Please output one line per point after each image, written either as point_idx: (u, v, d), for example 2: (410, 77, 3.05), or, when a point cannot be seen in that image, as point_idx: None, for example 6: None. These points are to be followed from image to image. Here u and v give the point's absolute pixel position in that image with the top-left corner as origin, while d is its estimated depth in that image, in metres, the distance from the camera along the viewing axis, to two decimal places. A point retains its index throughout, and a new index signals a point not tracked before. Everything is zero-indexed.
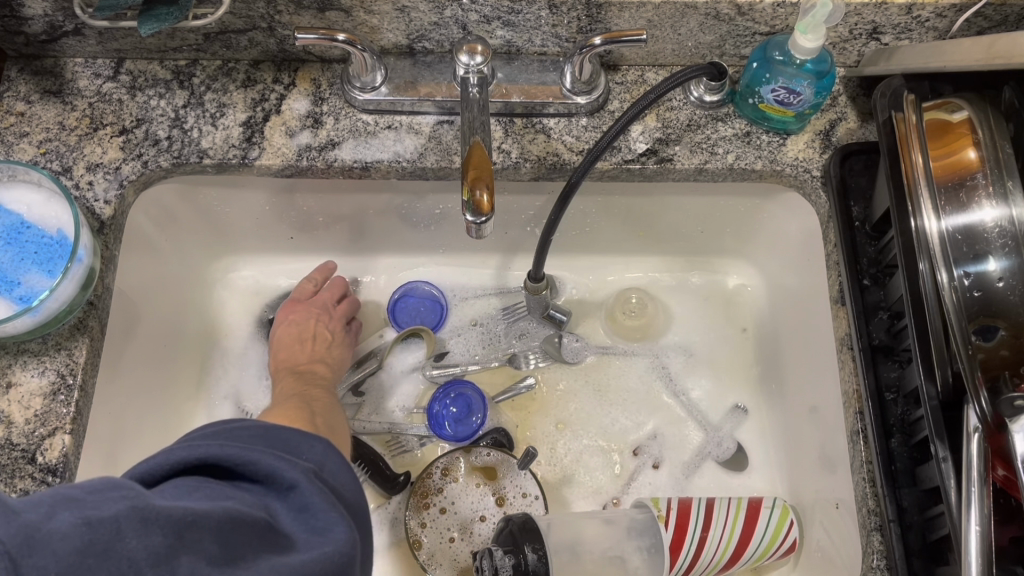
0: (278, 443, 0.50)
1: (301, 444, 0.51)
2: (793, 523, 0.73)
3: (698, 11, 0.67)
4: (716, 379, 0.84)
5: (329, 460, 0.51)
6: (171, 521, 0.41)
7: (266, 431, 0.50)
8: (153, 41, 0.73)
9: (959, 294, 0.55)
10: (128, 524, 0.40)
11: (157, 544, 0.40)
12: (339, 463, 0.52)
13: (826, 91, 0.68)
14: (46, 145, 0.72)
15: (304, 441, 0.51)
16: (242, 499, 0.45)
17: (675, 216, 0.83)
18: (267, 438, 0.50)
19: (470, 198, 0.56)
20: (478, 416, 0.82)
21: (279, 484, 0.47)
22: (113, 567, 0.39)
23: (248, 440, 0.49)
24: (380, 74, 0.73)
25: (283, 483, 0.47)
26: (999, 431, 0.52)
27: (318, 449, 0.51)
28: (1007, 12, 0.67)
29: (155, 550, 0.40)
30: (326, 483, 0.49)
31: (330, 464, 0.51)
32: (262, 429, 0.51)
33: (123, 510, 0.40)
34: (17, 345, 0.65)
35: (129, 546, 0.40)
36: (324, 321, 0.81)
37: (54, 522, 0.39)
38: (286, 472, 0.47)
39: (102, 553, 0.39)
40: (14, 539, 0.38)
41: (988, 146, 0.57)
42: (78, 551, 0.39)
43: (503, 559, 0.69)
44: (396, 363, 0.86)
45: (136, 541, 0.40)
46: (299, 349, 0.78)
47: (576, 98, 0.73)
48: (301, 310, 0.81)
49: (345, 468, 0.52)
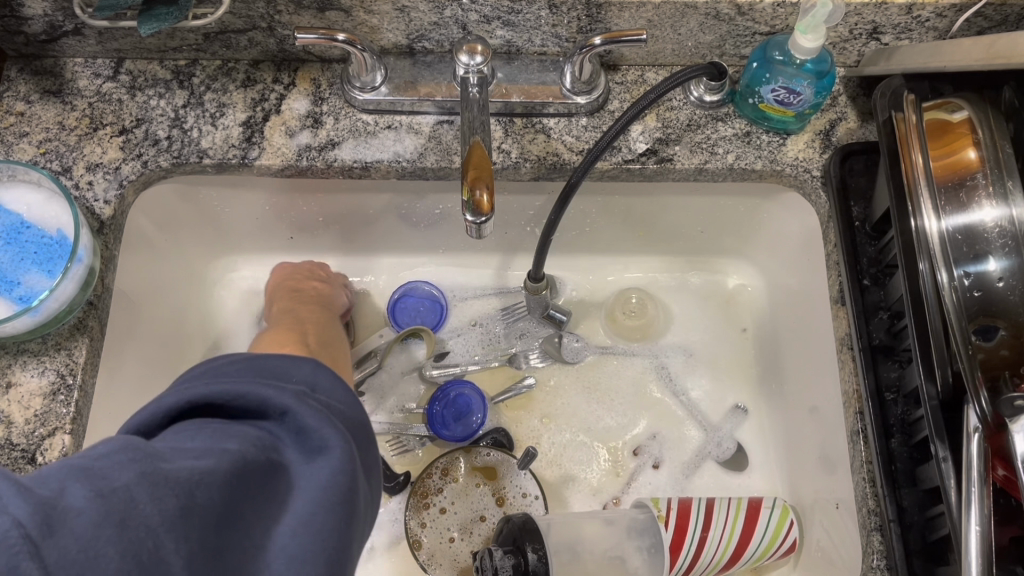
0: (264, 369, 0.49)
1: (286, 369, 0.50)
2: (793, 523, 0.73)
3: (698, 11, 0.67)
4: (716, 379, 0.84)
5: (321, 377, 0.50)
6: (179, 482, 0.40)
7: (251, 361, 0.50)
8: (153, 40, 0.73)
9: (959, 294, 0.55)
10: (141, 489, 0.39)
11: (171, 507, 0.39)
12: (329, 377, 0.51)
13: (826, 90, 0.68)
14: (46, 145, 0.72)
15: (293, 363, 0.51)
16: (237, 431, 0.45)
17: (675, 216, 0.83)
18: (254, 368, 0.49)
19: (470, 198, 0.56)
20: (478, 416, 0.82)
21: (272, 412, 0.47)
22: (133, 539, 0.38)
23: (236, 372, 0.49)
24: (381, 74, 0.73)
25: (275, 410, 0.47)
26: (999, 430, 0.52)
27: (305, 371, 0.50)
28: (1008, 12, 0.67)
29: (171, 515, 0.39)
30: (319, 399, 0.49)
31: (322, 383, 0.50)
32: (246, 360, 0.50)
33: (134, 477, 0.39)
34: (17, 345, 0.65)
35: (145, 512, 0.39)
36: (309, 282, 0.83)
37: (71, 499, 0.37)
38: (276, 400, 0.47)
39: (121, 523, 0.38)
40: (34, 519, 0.36)
41: (988, 146, 0.57)
42: (96, 525, 0.37)
43: (503, 560, 0.69)
44: (397, 362, 0.86)
45: (151, 506, 0.39)
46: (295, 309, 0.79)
47: (576, 98, 0.73)
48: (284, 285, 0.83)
49: (340, 383, 0.51)
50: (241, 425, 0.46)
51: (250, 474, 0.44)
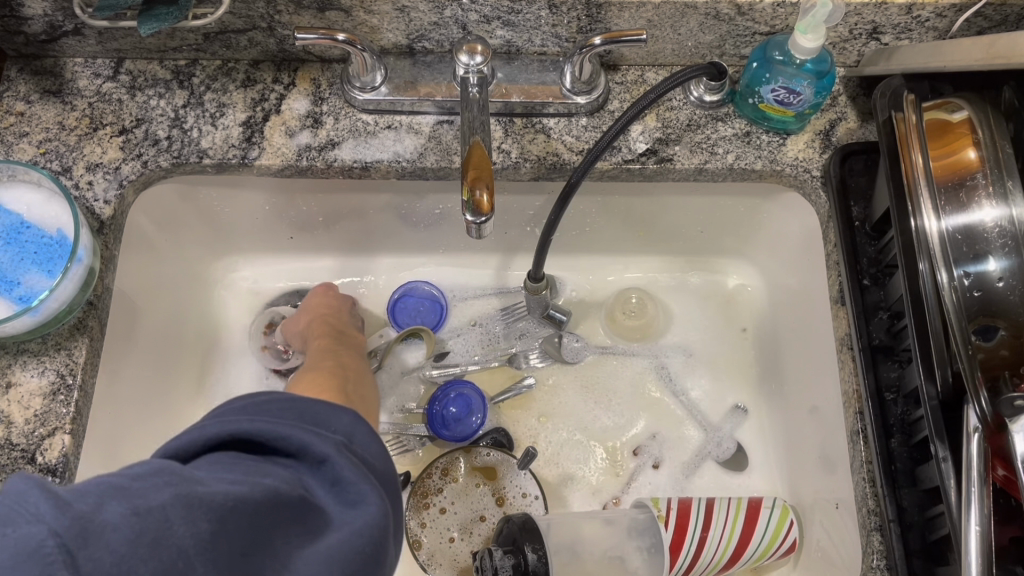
0: (308, 415, 0.49)
1: (327, 417, 0.49)
2: (793, 523, 0.73)
3: (698, 11, 0.67)
4: (716, 379, 0.84)
5: (358, 430, 0.50)
6: (214, 506, 0.41)
7: (297, 404, 0.49)
8: (153, 41, 0.73)
9: (959, 294, 0.55)
10: (176, 511, 0.40)
11: (203, 531, 0.40)
12: (365, 431, 0.51)
13: (826, 90, 0.68)
14: (46, 145, 0.72)
15: (334, 412, 0.50)
16: (274, 470, 0.45)
17: (675, 216, 0.83)
18: (297, 411, 0.49)
19: (470, 198, 0.56)
20: (478, 416, 0.81)
21: (310, 459, 0.46)
22: (163, 558, 0.39)
23: (280, 411, 0.48)
24: (381, 74, 0.73)
25: (314, 457, 0.46)
26: (1000, 430, 0.52)
27: (345, 422, 0.50)
28: (1008, 12, 0.67)
29: (203, 538, 0.40)
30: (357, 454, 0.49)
31: (359, 437, 0.50)
32: (290, 402, 0.49)
33: (170, 498, 0.40)
34: (17, 345, 0.65)
35: (178, 534, 0.39)
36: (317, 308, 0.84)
37: (106, 515, 0.38)
38: (317, 446, 0.46)
39: (154, 542, 0.39)
40: (70, 530, 0.37)
41: (988, 146, 0.57)
42: (131, 541, 0.38)
43: (503, 560, 0.69)
44: (397, 362, 0.85)
45: (184, 528, 0.40)
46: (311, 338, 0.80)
47: (576, 98, 0.73)
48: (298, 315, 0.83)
49: (376, 440, 0.51)
50: (276, 464, 0.46)
51: (280, 512, 0.43)
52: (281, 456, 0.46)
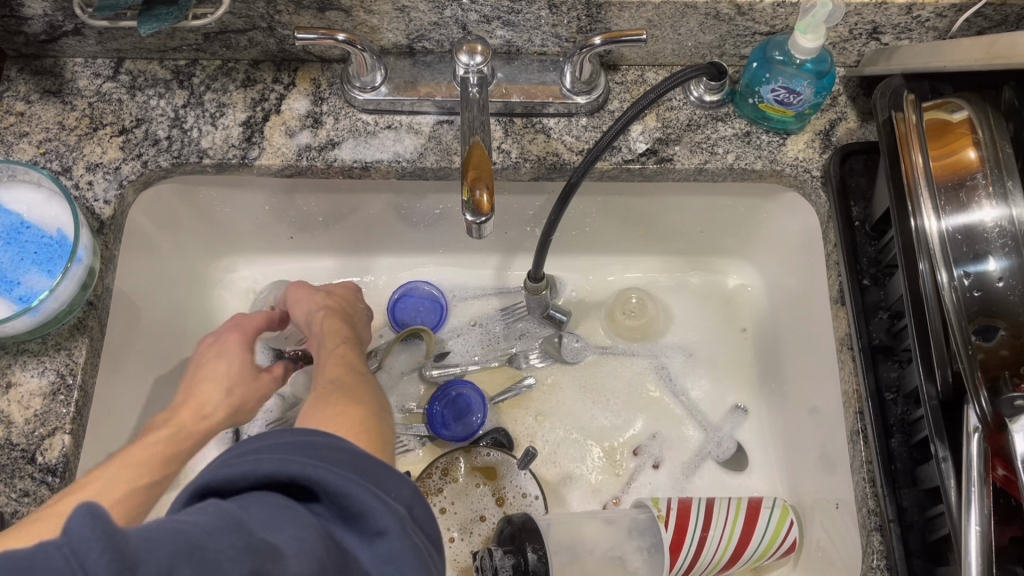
0: (369, 472, 0.41)
1: (389, 480, 0.42)
2: (793, 523, 0.73)
3: (698, 11, 0.67)
4: (716, 379, 0.84)
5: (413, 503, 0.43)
6: None
7: (358, 457, 0.42)
8: (153, 41, 0.73)
9: (960, 294, 0.55)
10: None
11: None
12: (423, 505, 0.44)
13: (826, 90, 0.68)
14: (46, 145, 0.72)
15: (394, 476, 0.43)
16: (325, 530, 0.38)
17: (675, 217, 0.83)
18: (358, 463, 0.41)
19: (469, 198, 0.56)
20: (478, 416, 0.81)
21: (368, 528, 0.39)
22: None
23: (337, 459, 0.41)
24: (381, 74, 0.73)
25: (371, 526, 0.39)
26: (999, 431, 0.52)
27: (405, 493, 0.42)
28: (1008, 12, 0.67)
29: None
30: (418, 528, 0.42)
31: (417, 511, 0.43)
32: (353, 452, 0.42)
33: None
34: (17, 345, 0.65)
35: None
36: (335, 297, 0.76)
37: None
38: (380, 515, 0.39)
39: None
40: None
41: (988, 146, 0.57)
42: None
43: (503, 560, 0.69)
44: (395, 362, 0.84)
45: None
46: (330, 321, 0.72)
47: (576, 98, 0.73)
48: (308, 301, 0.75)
49: (428, 513, 0.44)
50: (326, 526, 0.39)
51: None
52: (334, 515, 0.40)
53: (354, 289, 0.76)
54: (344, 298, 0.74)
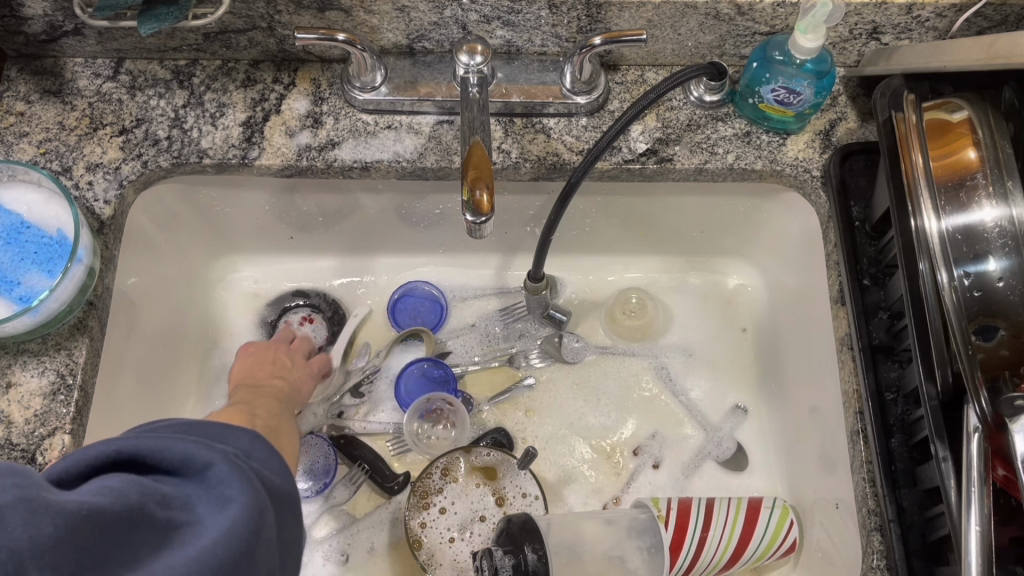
0: (206, 433, 0.48)
1: (228, 435, 0.48)
2: (793, 523, 0.73)
3: (698, 11, 0.67)
4: (716, 379, 0.84)
5: (258, 449, 0.49)
6: (64, 511, 0.38)
7: (191, 425, 0.48)
8: (153, 41, 0.73)
9: (959, 294, 0.55)
10: (17, 512, 0.37)
11: (46, 535, 0.37)
12: (267, 451, 0.50)
13: (826, 91, 0.68)
14: (46, 145, 0.72)
15: (232, 432, 0.49)
16: (144, 481, 0.41)
17: (675, 217, 0.83)
18: (194, 427, 0.48)
19: (470, 198, 0.56)
20: (470, 415, 0.83)
21: (190, 472, 0.43)
22: None
23: (173, 432, 0.46)
24: (381, 74, 0.73)
25: (198, 464, 0.43)
26: (999, 431, 0.52)
27: (245, 441, 0.48)
28: (1007, 12, 0.67)
29: (45, 540, 0.37)
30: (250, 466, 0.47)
31: (258, 453, 0.48)
32: (182, 423, 0.48)
33: (12, 499, 0.38)
34: (17, 345, 0.65)
35: (14, 535, 0.37)
36: (285, 351, 0.79)
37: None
38: (202, 454, 0.43)
39: None
40: None
41: (988, 146, 0.57)
42: None
43: (503, 559, 0.67)
44: (396, 362, 0.86)
45: (21, 531, 0.37)
46: (258, 368, 0.75)
47: (576, 98, 0.73)
48: (260, 347, 0.78)
49: (274, 456, 0.50)
50: (165, 483, 0.42)
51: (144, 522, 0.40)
52: (167, 475, 0.43)
53: (272, 342, 0.79)
54: (246, 355, 0.77)
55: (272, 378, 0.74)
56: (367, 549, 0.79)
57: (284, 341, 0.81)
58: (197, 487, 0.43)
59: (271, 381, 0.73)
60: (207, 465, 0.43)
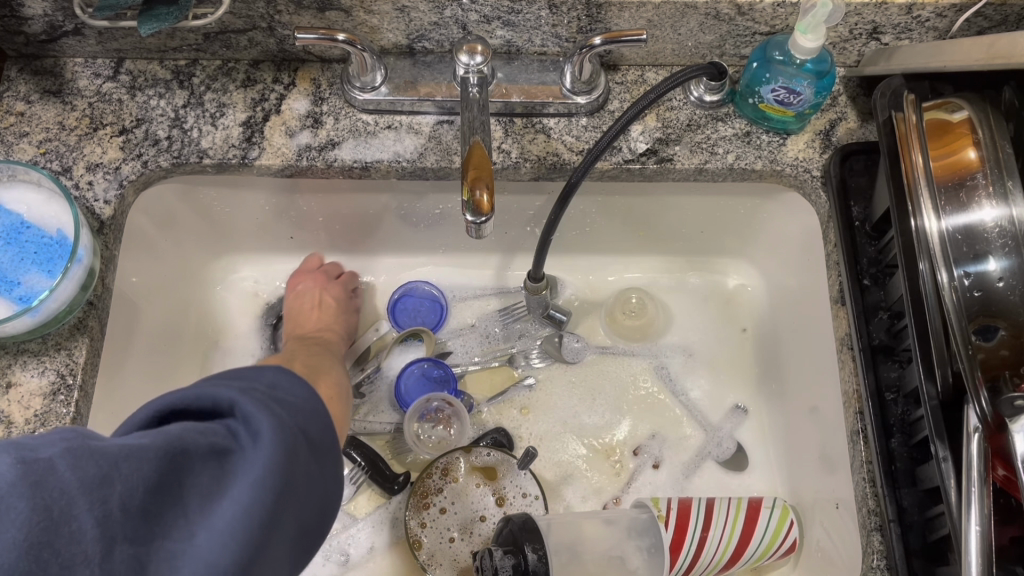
0: (234, 374, 0.50)
1: (252, 372, 0.50)
2: (793, 523, 0.73)
3: (698, 11, 0.67)
4: (716, 379, 0.84)
5: (282, 380, 0.50)
6: (106, 454, 0.40)
7: (220, 373, 0.51)
8: (153, 40, 0.73)
9: (959, 294, 0.55)
10: (64, 459, 0.40)
11: (91, 476, 0.39)
12: (291, 378, 0.51)
13: (826, 90, 0.68)
14: (46, 145, 0.72)
15: (256, 369, 0.51)
16: (182, 426, 0.44)
17: (675, 217, 0.83)
18: (222, 374, 0.50)
19: (470, 198, 0.56)
20: (470, 415, 0.83)
21: (221, 414, 0.45)
22: (46, 497, 0.39)
23: (204, 381, 0.49)
24: (380, 74, 0.73)
25: (224, 408, 0.45)
26: (1000, 431, 0.52)
27: (268, 374, 0.51)
28: (1008, 12, 0.67)
29: (90, 481, 0.39)
30: (273, 395, 0.48)
31: (281, 381, 0.50)
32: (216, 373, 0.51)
33: (59, 451, 0.40)
34: (17, 345, 0.65)
35: (62, 476, 0.39)
36: (326, 291, 0.83)
37: (78, 520, 0.39)
38: (225, 395, 0.46)
39: (36, 482, 0.39)
40: (24, 477, 0.39)
41: (988, 146, 0.57)
42: (29, 492, 0.38)
43: (503, 560, 0.67)
44: (396, 362, 0.86)
45: (70, 473, 0.39)
46: (308, 317, 0.81)
47: (576, 98, 0.73)
48: (306, 281, 0.83)
49: (298, 382, 0.51)
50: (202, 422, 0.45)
51: (187, 459, 0.42)
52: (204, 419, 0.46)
53: (315, 281, 0.83)
54: (296, 294, 0.83)
55: (321, 331, 0.80)
56: (367, 549, 0.79)
57: (329, 274, 0.85)
58: (232, 420, 0.45)
59: (321, 335, 0.79)
60: (233, 405, 0.45)
